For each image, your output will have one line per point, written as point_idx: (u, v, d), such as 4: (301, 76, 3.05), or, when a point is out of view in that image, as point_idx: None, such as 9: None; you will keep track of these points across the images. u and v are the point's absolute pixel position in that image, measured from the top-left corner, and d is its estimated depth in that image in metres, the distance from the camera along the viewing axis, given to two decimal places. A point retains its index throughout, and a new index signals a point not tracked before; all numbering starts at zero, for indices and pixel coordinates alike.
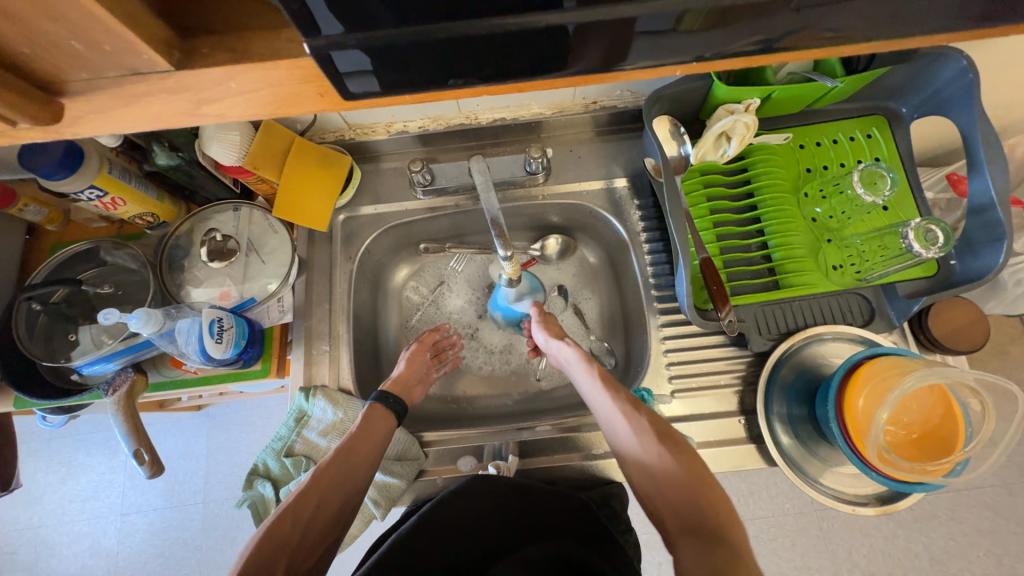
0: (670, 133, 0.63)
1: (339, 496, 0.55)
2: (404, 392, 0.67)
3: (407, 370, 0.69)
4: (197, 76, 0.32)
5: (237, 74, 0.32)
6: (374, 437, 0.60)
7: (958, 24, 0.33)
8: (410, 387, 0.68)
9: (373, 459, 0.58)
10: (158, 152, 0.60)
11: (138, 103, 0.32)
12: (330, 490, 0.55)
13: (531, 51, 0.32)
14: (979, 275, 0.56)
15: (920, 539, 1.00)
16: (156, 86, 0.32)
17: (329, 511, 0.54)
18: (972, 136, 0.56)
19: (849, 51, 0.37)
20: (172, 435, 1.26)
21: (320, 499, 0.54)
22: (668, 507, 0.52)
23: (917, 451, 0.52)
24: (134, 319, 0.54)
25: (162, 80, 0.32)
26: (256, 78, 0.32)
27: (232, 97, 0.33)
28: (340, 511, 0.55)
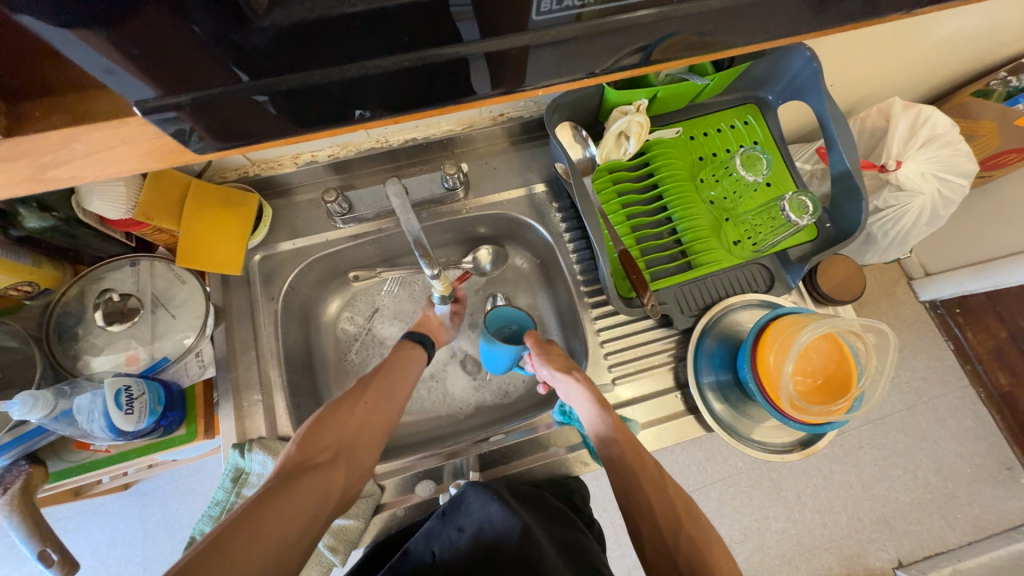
0: (574, 138, 0.67)
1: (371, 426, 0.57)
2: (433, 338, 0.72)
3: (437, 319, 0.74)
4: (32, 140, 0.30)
5: (81, 134, 0.30)
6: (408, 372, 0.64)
7: (795, 26, 0.37)
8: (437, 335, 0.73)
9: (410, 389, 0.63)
10: (25, 214, 0.53)
11: None
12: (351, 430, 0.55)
13: (415, 87, 0.31)
14: (848, 233, 0.64)
15: (852, 469, 1.11)
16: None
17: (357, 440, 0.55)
18: (824, 116, 0.64)
19: (717, 55, 0.39)
20: (96, 523, 1.11)
21: (347, 427, 0.55)
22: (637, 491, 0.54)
23: (823, 394, 0.58)
24: (15, 406, 0.48)
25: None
26: (106, 136, 0.31)
27: (82, 158, 0.31)
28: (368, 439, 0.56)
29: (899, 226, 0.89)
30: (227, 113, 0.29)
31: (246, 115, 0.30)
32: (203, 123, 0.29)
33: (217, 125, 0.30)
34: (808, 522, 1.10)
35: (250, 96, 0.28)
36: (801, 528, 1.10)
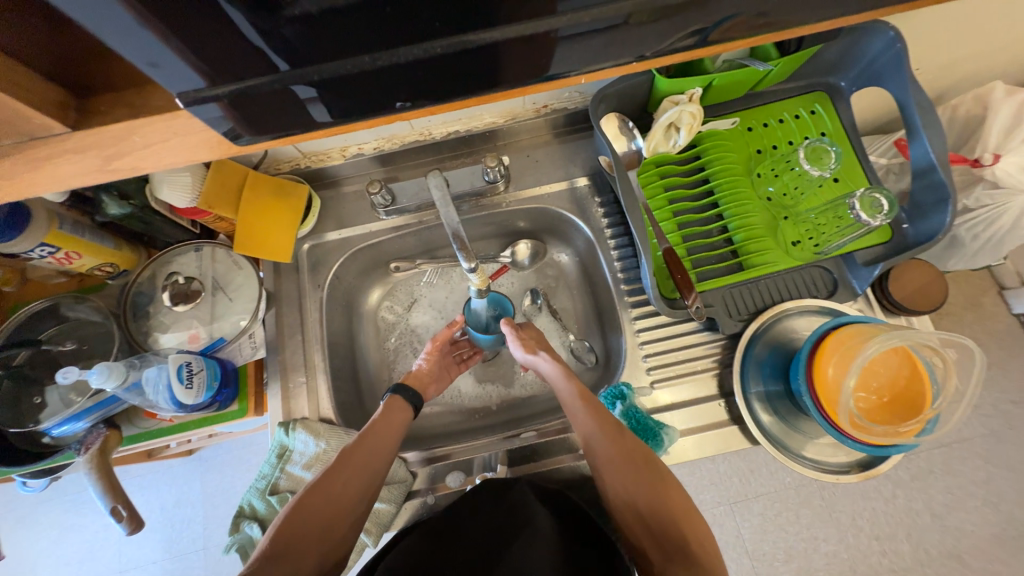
0: (619, 130, 0.65)
1: (354, 491, 0.55)
2: (420, 387, 0.69)
3: (425, 366, 0.71)
4: (99, 134, 0.32)
5: (140, 128, 0.32)
6: (392, 427, 0.61)
7: None
8: (424, 384, 0.70)
9: (392, 445, 0.60)
10: (108, 202, 0.58)
11: (48, 166, 0.32)
12: (337, 494, 0.54)
13: (448, 76, 0.31)
14: (930, 236, 0.57)
15: (919, 496, 1.01)
16: (61, 148, 0.32)
17: (340, 507, 0.54)
18: (907, 104, 0.57)
19: (783, 33, 0.36)
20: (164, 483, 1.23)
21: (329, 495, 0.53)
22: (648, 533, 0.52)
23: (888, 414, 0.53)
24: (94, 375, 0.53)
25: (65, 144, 0.32)
26: (163, 129, 0.32)
27: (142, 150, 0.33)
28: (352, 506, 0.54)
29: (992, 230, 0.79)
30: (270, 105, 0.30)
31: (287, 106, 0.31)
32: (248, 114, 0.30)
33: (260, 116, 0.31)
34: (863, 547, 1.02)
35: (291, 86, 0.29)
36: (856, 553, 1.02)
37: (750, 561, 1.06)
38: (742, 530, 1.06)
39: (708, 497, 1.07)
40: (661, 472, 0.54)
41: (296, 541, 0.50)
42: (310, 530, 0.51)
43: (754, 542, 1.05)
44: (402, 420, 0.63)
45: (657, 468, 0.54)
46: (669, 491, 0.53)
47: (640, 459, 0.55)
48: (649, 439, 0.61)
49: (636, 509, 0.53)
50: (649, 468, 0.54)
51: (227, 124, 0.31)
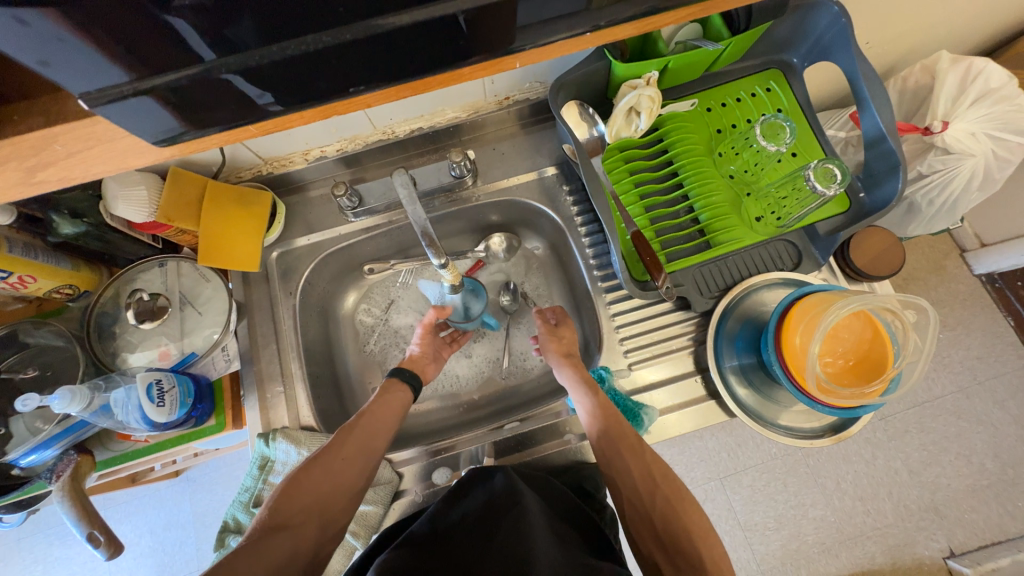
0: (580, 116, 0.65)
1: (357, 471, 0.55)
2: (421, 369, 0.70)
3: (418, 351, 0.71)
4: (17, 145, 0.30)
5: (61, 135, 0.30)
6: (389, 412, 0.61)
7: None
8: (425, 365, 0.71)
9: (391, 431, 0.60)
10: (59, 221, 0.56)
11: None
12: (346, 469, 0.54)
13: (375, 62, 0.30)
14: (884, 203, 0.59)
15: (897, 455, 1.06)
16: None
17: (346, 490, 0.54)
18: (854, 76, 0.59)
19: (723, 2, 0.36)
20: (152, 508, 1.20)
21: (337, 470, 0.54)
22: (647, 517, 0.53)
23: (854, 377, 0.55)
24: (56, 401, 0.51)
25: None
26: (86, 136, 0.31)
27: (66, 159, 0.31)
28: (357, 484, 0.55)
29: (946, 195, 0.83)
30: (192, 99, 0.29)
31: (211, 100, 0.30)
32: (175, 107, 0.29)
33: (185, 112, 0.30)
34: (848, 509, 1.06)
35: (219, 76, 0.28)
36: (841, 515, 1.06)
37: (742, 532, 1.08)
38: (733, 503, 1.09)
39: (698, 473, 1.10)
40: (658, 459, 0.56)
41: (297, 511, 0.50)
42: (308, 502, 0.51)
43: (745, 513, 1.08)
44: (400, 406, 0.63)
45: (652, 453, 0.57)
46: (667, 479, 0.55)
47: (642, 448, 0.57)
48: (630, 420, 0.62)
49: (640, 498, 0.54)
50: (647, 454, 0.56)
51: (151, 125, 0.30)
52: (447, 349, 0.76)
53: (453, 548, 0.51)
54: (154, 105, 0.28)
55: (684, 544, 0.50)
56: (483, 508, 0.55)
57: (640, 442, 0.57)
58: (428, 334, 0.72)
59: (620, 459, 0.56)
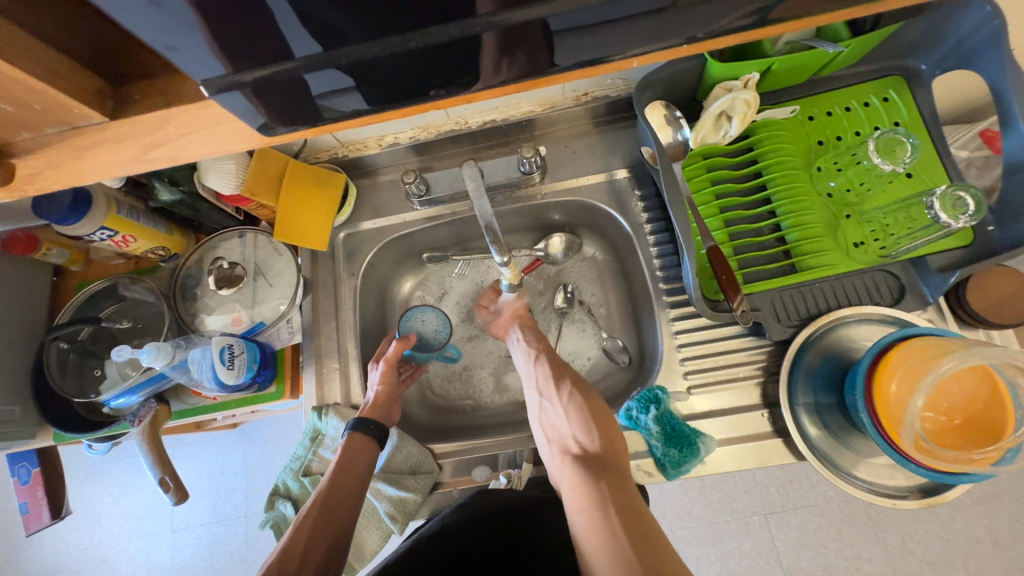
0: (665, 119, 0.60)
1: (331, 523, 0.56)
2: (385, 415, 0.65)
3: (381, 392, 0.66)
4: (135, 122, 0.32)
5: (173, 116, 0.32)
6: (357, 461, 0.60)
7: None
8: (389, 409, 0.66)
9: (359, 484, 0.59)
10: (159, 188, 0.61)
11: (93, 153, 0.33)
12: (321, 523, 0.56)
13: (468, 60, 0.29)
14: (1021, 240, 0.51)
15: (981, 522, 0.94)
16: (102, 136, 0.32)
17: (326, 533, 0.55)
18: (1002, 90, 0.51)
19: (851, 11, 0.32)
20: (211, 453, 1.31)
21: (313, 522, 0.55)
22: None
23: (960, 438, 0.48)
24: (144, 354, 0.56)
25: (106, 133, 0.32)
26: (193, 118, 0.32)
27: (175, 140, 0.33)
28: (333, 541, 0.55)
29: None
30: (288, 92, 0.30)
31: (303, 96, 0.30)
32: (267, 105, 0.30)
33: (281, 104, 0.30)
34: (912, 571, 0.95)
35: (318, 71, 0.28)
36: None
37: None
38: (777, 543, 1.01)
39: (741, 505, 1.03)
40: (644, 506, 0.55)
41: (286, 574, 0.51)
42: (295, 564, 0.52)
43: (790, 556, 1.00)
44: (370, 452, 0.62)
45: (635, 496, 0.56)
46: (641, 528, 0.52)
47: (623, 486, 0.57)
48: (685, 447, 0.57)
49: None
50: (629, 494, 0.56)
51: (254, 116, 0.31)
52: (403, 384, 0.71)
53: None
54: (257, 93, 0.29)
55: None
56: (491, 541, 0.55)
57: (626, 478, 0.57)
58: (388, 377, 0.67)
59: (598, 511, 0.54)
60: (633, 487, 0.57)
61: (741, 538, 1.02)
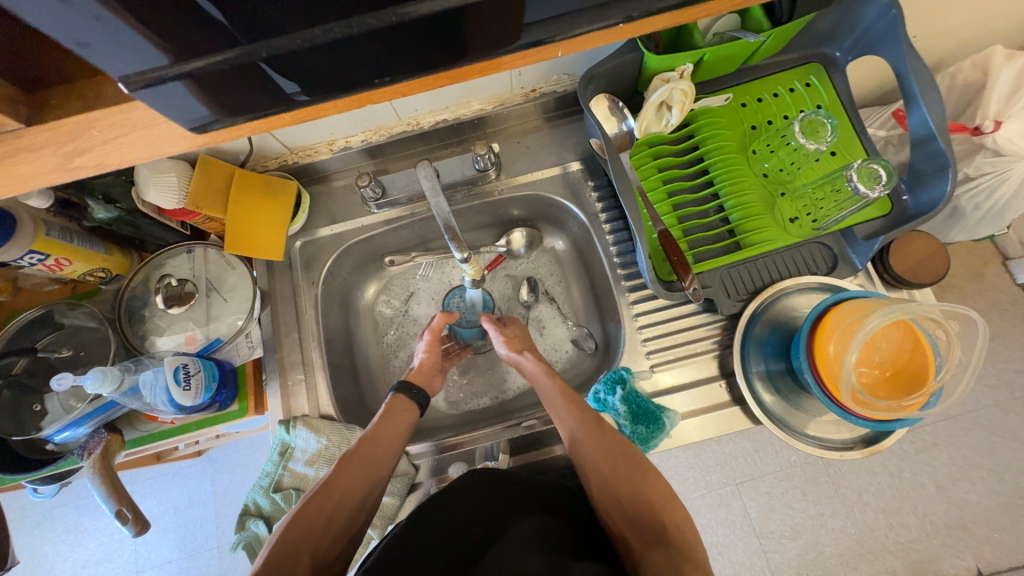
0: (609, 111, 0.63)
1: (366, 480, 0.56)
2: (425, 382, 0.69)
3: (426, 359, 0.71)
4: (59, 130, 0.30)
5: (101, 120, 0.30)
6: (394, 428, 0.61)
7: None
8: (429, 377, 0.70)
9: (393, 451, 0.59)
10: (93, 206, 0.58)
11: (11, 164, 0.31)
12: (359, 475, 0.55)
13: (401, 51, 0.29)
14: (931, 206, 0.56)
15: (924, 469, 1.03)
16: (16, 147, 0.30)
17: (363, 482, 0.55)
18: (904, 72, 0.56)
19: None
20: (175, 484, 1.24)
21: (354, 473, 0.55)
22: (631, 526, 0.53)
23: (890, 389, 0.53)
24: (89, 380, 0.53)
25: (23, 141, 0.30)
26: (126, 121, 0.31)
27: (100, 146, 0.31)
28: (370, 489, 0.56)
29: (994, 198, 0.79)
30: (221, 87, 0.28)
31: (237, 90, 0.29)
32: (205, 96, 0.29)
33: (213, 102, 0.30)
34: (869, 521, 1.03)
35: (242, 64, 0.27)
36: (862, 527, 1.03)
37: (757, 540, 1.06)
38: (748, 510, 1.07)
39: (713, 478, 1.08)
40: (696, 553, 0.50)
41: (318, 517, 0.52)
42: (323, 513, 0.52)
43: (761, 521, 1.05)
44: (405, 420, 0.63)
45: (686, 540, 0.51)
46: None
47: (670, 529, 0.51)
48: (651, 423, 0.60)
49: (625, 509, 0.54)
50: (679, 538, 0.51)
51: (187, 112, 0.29)
52: (448, 362, 0.75)
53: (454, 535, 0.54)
54: (184, 89, 0.28)
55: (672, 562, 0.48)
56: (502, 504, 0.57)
57: (673, 523, 0.52)
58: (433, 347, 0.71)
59: (656, 565, 0.48)
60: (681, 529, 0.52)
61: (715, 509, 1.07)
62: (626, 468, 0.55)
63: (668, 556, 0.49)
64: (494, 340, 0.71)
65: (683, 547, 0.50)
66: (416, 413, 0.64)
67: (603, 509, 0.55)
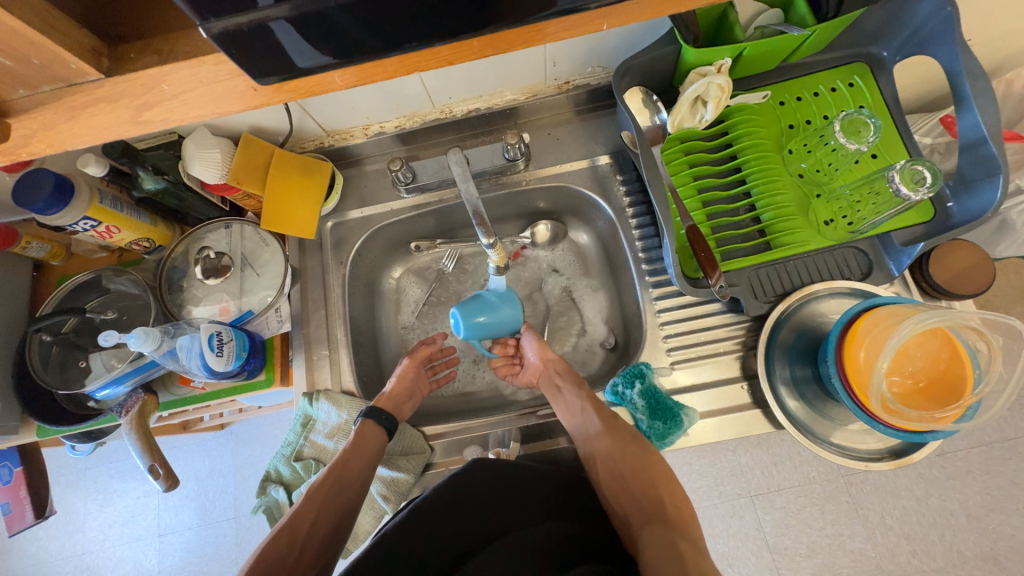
0: (643, 103, 0.63)
1: (336, 509, 0.58)
2: (396, 408, 0.67)
3: (398, 386, 0.69)
4: (122, 84, 0.30)
5: (167, 75, 0.30)
6: (359, 459, 0.61)
7: None
8: (401, 403, 0.68)
9: (361, 480, 0.60)
10: (144, 176, 0.60)
11: (80, 117, 0.30)
12: (325, 506, 0.58)
13: (448, 16, 0.28)
14: (978, 214, 0.54)
15: (954, 496, 0.98)
16: (87, 99, 0.30)
17: (331, 513, 0.57)
18: (956, 74, 0.53)
19: None
20: (199, 455, 1.29)
21: (322, 503, 0.58)
22: (630, 502, 0.59)
23: (924, 400, 0.51)
24: (132, 339, 0.56)
25: (85, 93, 0.30)
26: (189, 77, 0.30)
27: (170, 101, 0.30)
28: (338, 522, 0.58)
29: None
30: (252, 48, 0.27)
31: (280, 55, 0.28)
32: (241, 59, 0.27)
33: (263, 66, 0.28)
34: (892, 546, 0.99)
35: (274, 22, 0.25)
36: (883, 552, 0.99)
37: (770, 555, 1.03)
38: (763, 523, 1.04)
39: (728, 488, 1.06)
40: (686, 526, 0.56)
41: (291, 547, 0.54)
42: (294, 545, 0.55)
43: (776, 536, 1.03)
44: (375, 446, 0.62)
45: (681, 517, 0.57)
46: (694, 552, 0.52)
47: (669, 507, 0.58)
48: (668, 419, 0.60)
49: (626, 485, 0.60)
50: (675, 517, 0.57)
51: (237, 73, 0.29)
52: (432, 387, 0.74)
53: (432, 540, 0.53)
54: (231, 44, 0.26)
55: (678, 542, 0.53)
56: (495, 505, 0.56)
57: (671, 504, 0.58)
58: (411, 368, 0.72)
59: (654, 536, 0.54)
60: (677, 508, 0.58)
61: (728, 520, 1.05)
62: (635, 455, 0.61)
63: (662, 532, 0.54)
64: (528, 345, 0.73)
65: (676, 524, 0.56)
66: (385, 438, 0.63)
67: (607, 491, 0.60)
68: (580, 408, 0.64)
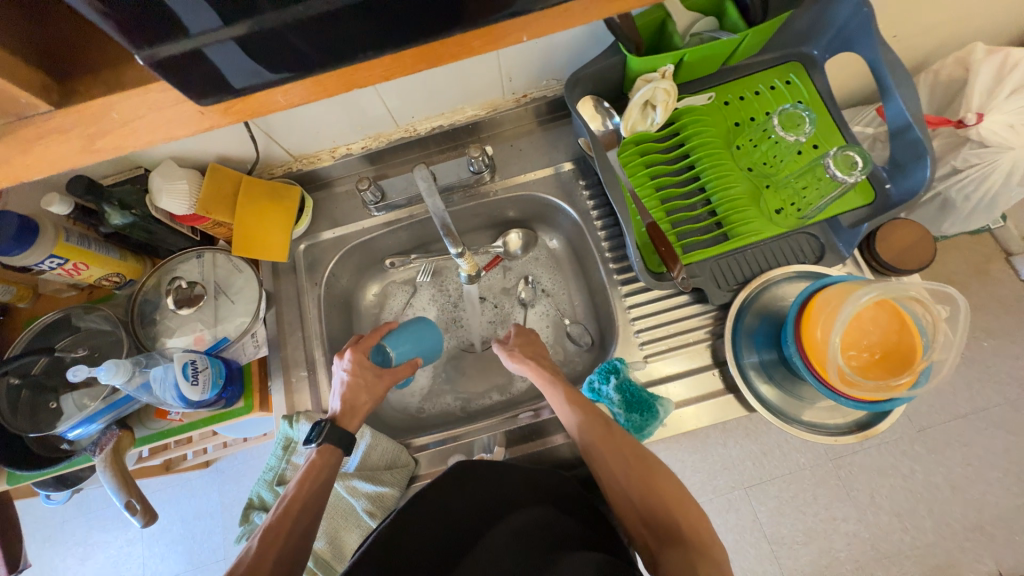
0: (595, 110, 0.67)
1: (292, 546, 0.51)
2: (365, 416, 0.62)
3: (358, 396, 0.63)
4: (73, 115, 0.31)
5: (117, 103, 0.31)
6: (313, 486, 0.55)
7: None
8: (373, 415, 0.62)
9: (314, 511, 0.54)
10: (110, 212, 0.61)
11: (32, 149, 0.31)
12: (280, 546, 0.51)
13: (383, 32, 0.30)
14: (911, 192, 0.57)
15: (937, 469, 1.01)
16: (38, 131, 0.31)
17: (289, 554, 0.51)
18: (876, 65, 0.58)
19: None
20: (185, 496, 1.25)
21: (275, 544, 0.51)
22: (644, 523, 0.53)
23: (880, 371, 0.53)
24: (102, 372, 0.55)
25: (34, 125, 0.31)
26: (138, 104, 0.31)
27: (119, 128, 0.31)
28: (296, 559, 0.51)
29: (983, 189, 0.81)
30: (197, 71, 0.29)
31: (224, 77, 0.30)
32: (189, 83, 0.29)
33: (209, 89, 0.30)
34: (884, 525, 1.01)
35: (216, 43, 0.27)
36: (876, 531, 1.01)
37: (768, 545, 1.04)
38: (758, 514, 1.05)
39: (721, 482, 1.07)
40: (707, 546, 0.49)
41: None
42: None
43: (771, 525, 1.04)
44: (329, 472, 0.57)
45: (702, 541, 0.50)
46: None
47: (685, 530, 0.50)
48: (645, 411, 0.61)
49: (636, 507, 0.53)
50: (696, 538, 0.50)
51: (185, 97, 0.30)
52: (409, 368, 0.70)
53: (430, 543, 0.51)
54: (176, 68, 0.28)
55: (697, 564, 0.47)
56: (485, 497, 0.57)
57: (688, 523, 0.51)
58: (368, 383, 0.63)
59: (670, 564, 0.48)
60: (697, 530, 0.51)
61: (723, 514, 1.06)
62: (637, 468, 0.54)
63: (685, 555, 0.48)
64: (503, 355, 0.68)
65: (699, 545, 0.49)
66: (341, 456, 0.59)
67: (622, 514, 0.55)
68: (573, 423, 0.59)
